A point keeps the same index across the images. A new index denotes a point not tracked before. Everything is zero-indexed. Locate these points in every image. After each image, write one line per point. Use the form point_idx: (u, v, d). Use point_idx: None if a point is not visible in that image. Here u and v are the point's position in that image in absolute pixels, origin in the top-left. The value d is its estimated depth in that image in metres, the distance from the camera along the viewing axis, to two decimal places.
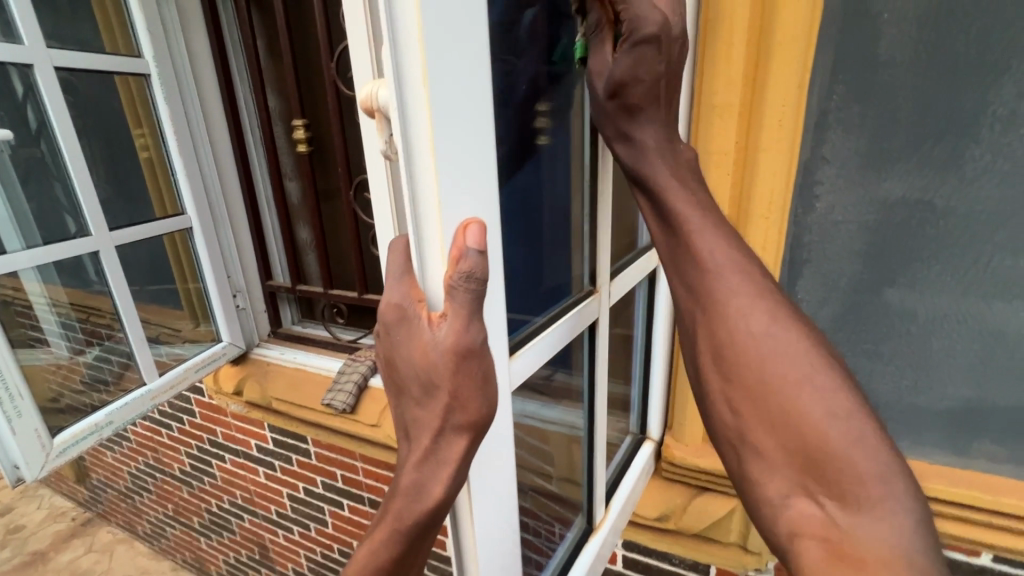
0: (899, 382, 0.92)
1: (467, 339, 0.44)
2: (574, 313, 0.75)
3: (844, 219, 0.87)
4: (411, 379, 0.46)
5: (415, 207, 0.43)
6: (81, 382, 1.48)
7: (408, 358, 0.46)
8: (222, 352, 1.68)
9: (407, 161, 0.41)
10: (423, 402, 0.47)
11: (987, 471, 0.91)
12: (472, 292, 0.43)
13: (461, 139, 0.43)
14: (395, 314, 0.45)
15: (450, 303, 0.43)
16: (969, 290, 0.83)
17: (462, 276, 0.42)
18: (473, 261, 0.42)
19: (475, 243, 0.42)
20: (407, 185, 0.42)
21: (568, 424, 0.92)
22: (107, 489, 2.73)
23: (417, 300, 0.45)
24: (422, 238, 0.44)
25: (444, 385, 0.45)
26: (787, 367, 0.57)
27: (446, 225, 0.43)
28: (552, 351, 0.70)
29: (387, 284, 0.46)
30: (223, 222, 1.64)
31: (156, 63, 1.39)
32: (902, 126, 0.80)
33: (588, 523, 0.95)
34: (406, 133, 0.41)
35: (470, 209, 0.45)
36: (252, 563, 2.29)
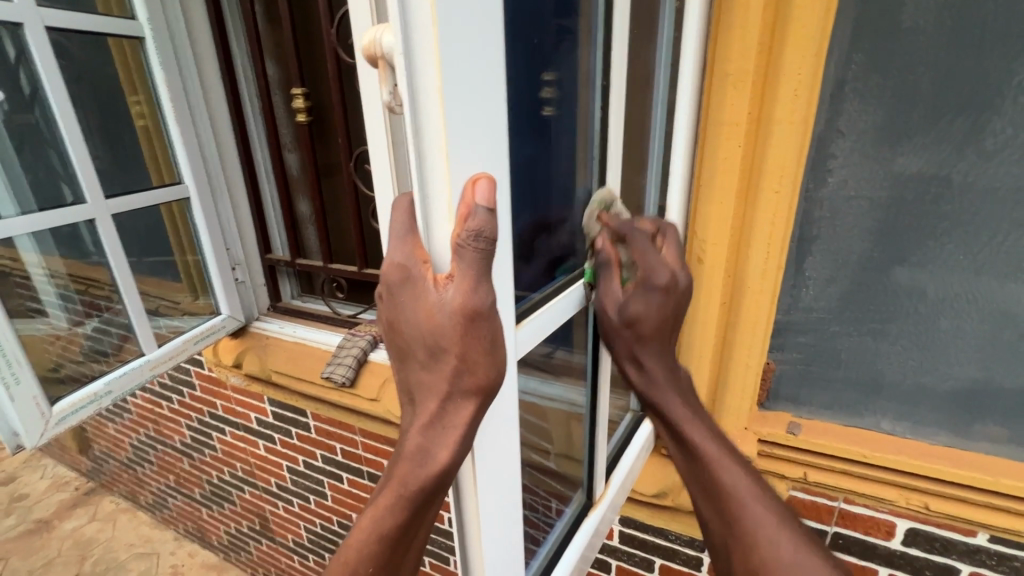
0: (905, 362, 0.91)
1: (474, 301, 0.43)
2: (581, 285, 0.75)
3: (856, 195, 0.85)
4: (416, 342, 0.45)
5: (421, 162, 0.41)
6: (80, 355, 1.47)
7: (413, 321, 0.44)
8: (222, 325, 1.68)
9: (413, 113, 0.39)
10: (429, 366, 0.45)
11: (987, 453, 0.91)
12: (482, 251, 0.41)
13: (470, 92, 0.41)
14: (400, 274, 0.44)
15: (457, 264, 0.42)
16: (981, 269, 0.82)
17: (469, 235, 0.41)
18: (481, 219, 0.41)
19: (484, 201, 0.41)
20: (412, 137, 0.40)
21: (569, 401, 0.91)
22: (109, 460, 2.76)
23: (421, 261, 0.43)
24: (428, 194, 0.42)
25: (451, 348, 0.44)
26: (753, 509, 0.66)
27: (453, 183, 0.41)
28: (560, 322, 0.70)
29: (390, 244, 0.45)
30: (221, 193, 1.61)
31: (150, 26, 1.35)
32: (921, 98, 0.77)
33: (588, 499, 0.96)
34: (411, 80, 0.38)
35: (478, 167, 0.43)
36: (252, 533, 2.33)
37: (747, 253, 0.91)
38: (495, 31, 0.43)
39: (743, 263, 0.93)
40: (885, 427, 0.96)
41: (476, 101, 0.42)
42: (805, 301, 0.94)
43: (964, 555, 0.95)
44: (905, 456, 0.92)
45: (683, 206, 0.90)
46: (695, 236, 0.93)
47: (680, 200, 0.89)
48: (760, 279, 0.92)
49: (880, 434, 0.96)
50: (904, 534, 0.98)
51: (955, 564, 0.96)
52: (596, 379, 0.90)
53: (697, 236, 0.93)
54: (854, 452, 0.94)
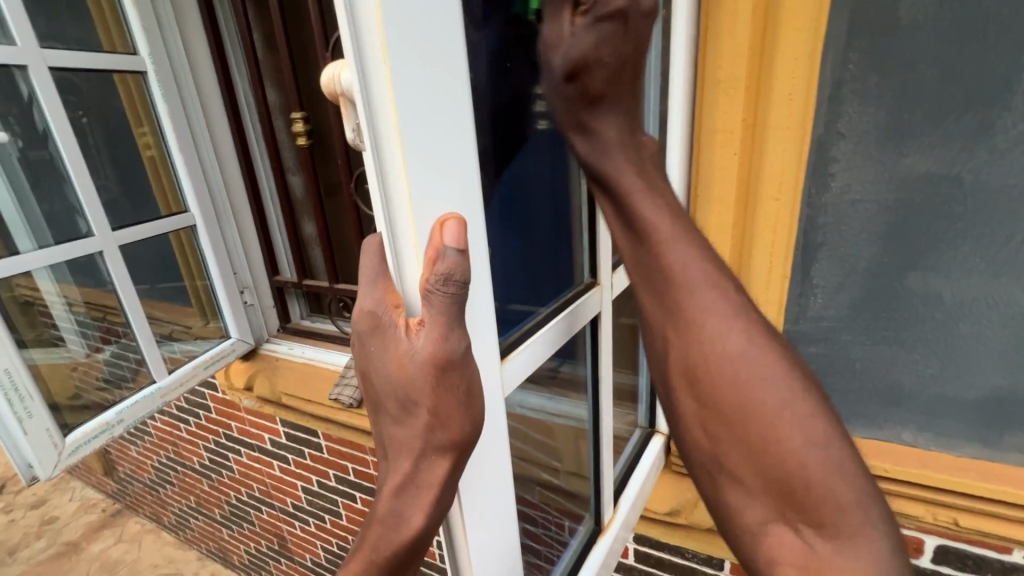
0: (923, 371, 0.86)
1: (446, 350, 0.41)
2: (569, 313, 0.70)
3: (860, 198, 0.81)
4: (388, 395, 0.43)
5: (386, 202, 0.40)
6: (100, 380, 1.50)
7: (382, 371, 0.42)
8: (231, 349, 1.69)
9: (375, 152, 0.38)
10: (401, 421, 0.43)
11: (1019, 465, 0.85)
12: (451, 296, 0.39)
13: (431, 127, 0.40)
14: (367, 323, 0.41)
15: (427, 309, 0.40)
16: (1000, 270, 0.77)
17: (439, 278, 0.39)
18: (450, 261, 0.39)
19: (453, 243, 0.39)
20: (377, 177, 0.39)
21: (573, 416, 0.88)
22: (133, 482, 2.81)
23: (393, 305, 0.41)
24: (396, 238, 0.40)
25: (423, 402, 0.42)
26: (763, 389, 0.52)
27: (420, 226, 0.40)
28: (544, 357, 0.65)
29: (360, 290, 0.43)
30: (227, 219, 1.64)
31: (151, 60, 1.37)
32: (923, 96, 0.73)
33: (597, 524, 0.92)
34: (371, 120, 0.37)
35: (445, 209, 0.42)
36: (271, 553, 2.34)
37: (747, 261, 0.89)
38: (456, 59, 0.41)
39: (745, 273, 0.90)
40: (906, 439, 0.91)
41: (439, 133, 0.40)
42: (814, 310, 0.90)
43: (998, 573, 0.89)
44: (929, 470, 0.87)
45: None
46: None
47: None
48: (763, 288, 0.90)
49: (902, 447, 0.91)
50: (933, 552, 0.93)
51: None
52: (597, 395, 0.85)
53: None
54: (874, 467, 0.90)
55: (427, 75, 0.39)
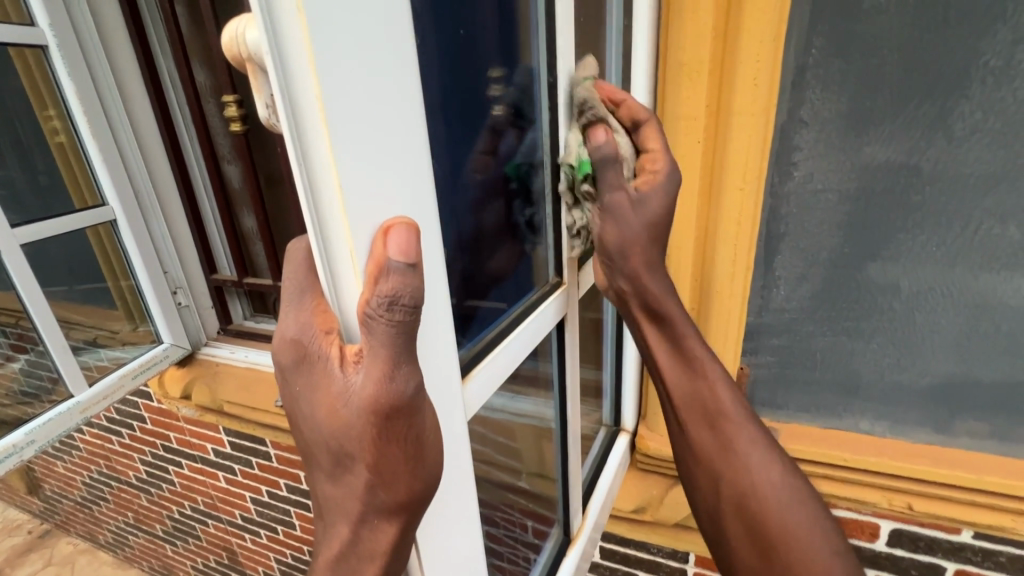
0: (880, 361, 0.87)
1: (390, 394, 0.30)
2: (532, 320, 0.63)
3: (823, 186, 0.79)
4: (316, 446, 0.33)
5: (313, 202, 0.29)
6: (18, 393, 1.39)
7: (312, 417, 0.32)
8: (164, 355, 1.54)
9: (295, 134, 0.27)
10: (336, 480, 0.33)
11: (968, 448, 0.87)
12: (399, 323, 0.29)
13: (365, 101, 0.29)
14: (290, 354, 0.32)
15: (367, 340, 0.29)
16: (954, 260, 0.78)
17: (384, 301, 0.28)
18: (397, 278, 0.28)
19: (397, 257, 0.29)
20: (300, 167, 0.28)
21: (538, 416, 0.80)
22: (62, 500, 2.58)
23: (323, 331, 0.31)
24: (329, 250, 0.29)
25: (361, 456, 0.31)
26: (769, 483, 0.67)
27: (355, 232, 0.29)
28: (510, 368, 0.60)
29: (281, 311, 0.33)
30: (154, 213, 1.47)
31: (53, 33, 1.19)
32: (884, 82, 0.72)
33: (566, 534, 0.88)
34: (288, 92, 0.27)
35: (391, 212, 0.31)
36: (221, 567, 2.20)
37: (712, 253, 0.86)
38: (397, 11, 0.31)
39: (710, 264, 0.87)
40: (864, 428, 0.92)
41: (381, 106, 0.30)
42: (777, 301, 0.89)
43: (948, 553, 0.91)
44: (887, 458, 0.88)
45: None
46: None
47: None
48: (728, 280, 0.87)
49: (861, 436, 0.92)
50: (889, 535, 0.94)
51: (940, 563, 0.92)
52: (564, 391, 0.78)
53: None
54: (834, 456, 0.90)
55: (357, 27, 0.28)
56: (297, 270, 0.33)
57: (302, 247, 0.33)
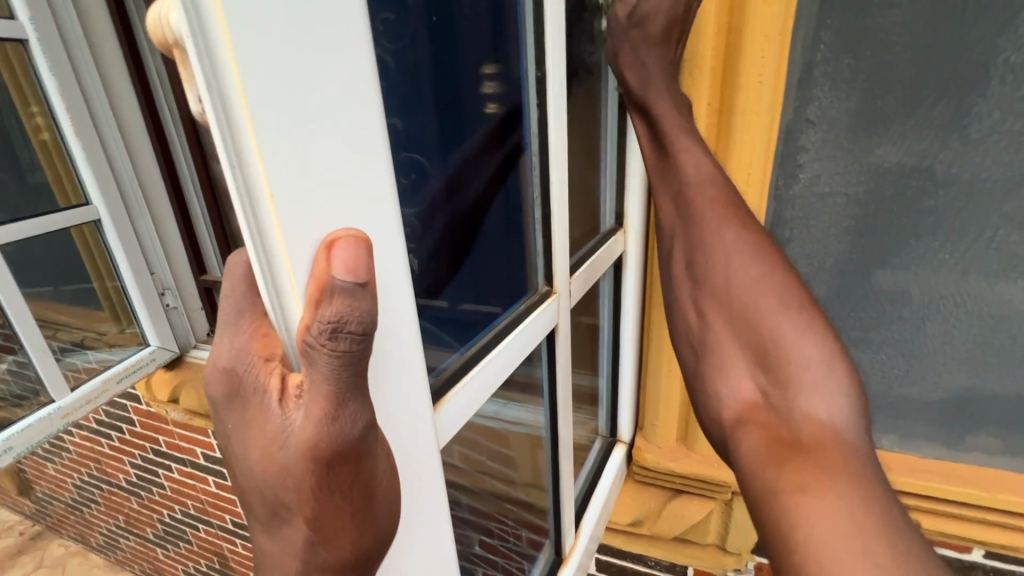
0: (889, 373, 0.83)
1: (332, 436, 0.26)
2: (517, 336, 0.56)
3: (830, 190, 0.75)
4: (252, 493, 0.29)
5: (250, 212, 0.25)
6: (11, 395, 1.38)
7: (247, 460, 0.28)
8: (150, 358, 1.49)
9: (225, 133, 0.23)
10: (274, 533, 0.29)
11: (980, 464, 0.84)
12: (343, 355, 0.25)
13: (306, 97, 0.25)
14: (222, 385, 0.29)
15: (308, 373, 0.26)
16: (969, 268, 0.74)
17: (325, 329, 0.25)
18: (338, 303, 0.24)
19: (344, 274, 0.24)
20: (234, 172, 0.24)
21: (527, 424, 0.75)
22: (53, 501, 2.54)
23: (262, 358, 0.28)
24: (267, 268, 0.26)
25: (298, 509, 0.27)
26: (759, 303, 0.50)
27: (290, 246, 0.26)
28: (494, 388, 0.54)
29: (218, 336, 0.29)
30: (141, 213, 1.41)
31: (33, 27, 1.13)
32: (896, 80, 0.68)
33: (557, 553, 0.83)
34: (208, 83, 0.23)
35: (342, 224, 0.28)
36: (212, 572, 2.16)
37: None
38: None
39: None
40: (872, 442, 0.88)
41: (329, 102, 0.26)
42: None
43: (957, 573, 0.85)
44: (896, 474, 0.84)
45: (642, 209, 0.83)
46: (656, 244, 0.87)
47: (636, 206, 0.82)
48: None
49: None
50: None
51: None
52: (556, 400, 0.73)
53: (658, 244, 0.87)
54: None
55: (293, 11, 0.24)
56: (236, 289, 0.29)
57: (242, 261, 0.29)
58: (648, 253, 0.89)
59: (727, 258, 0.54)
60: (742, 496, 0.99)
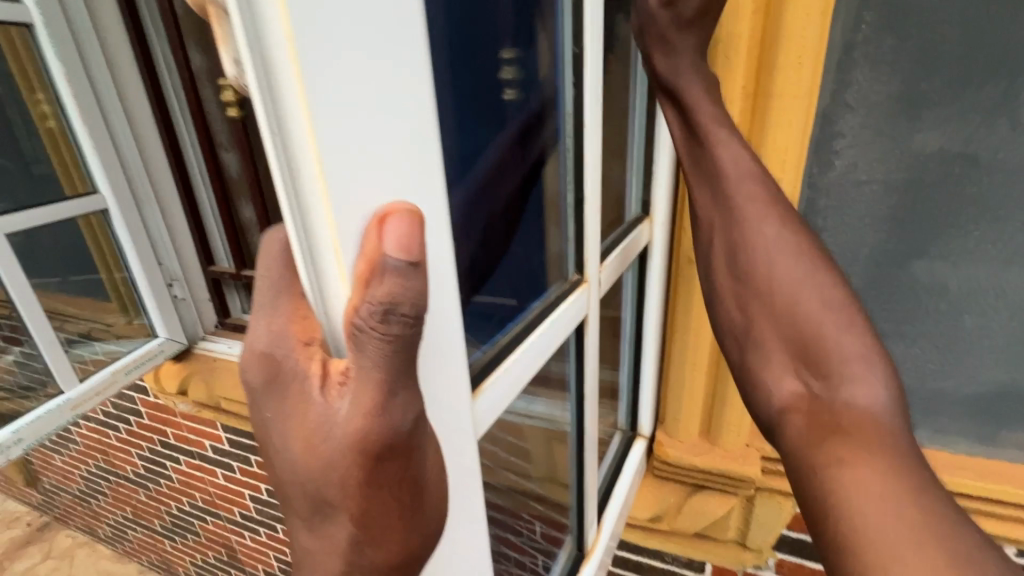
0: (922, 367, 0.80)
1: (382, 428, 0.24)
2: (549, 325, 0.55)
3: (866, 177, 0.73)
4: (290, 492, 0.27)
5: (291, 182, 0.23)
6: (19, 386, 1.37)
7: (285, 455, 0.26)
8: (159, 350, 1.46)
9: (266, 93, 0.21)
10: (315, 532, 0.27)
11: (1013, 460, 0.82)
12: (395, 339, 0.23)
13: (355, 54, 0.23)
14: (260, 370, 0.26)
15: (355, 360, 0.24)
16: (1010, 259, 0.71)
17: (377, 310, 0.22)
18: (393, 282, 0.22)
19: (396, 253, 0.23)
20: (274, 138, 0.22)
21: (549, 418, 0.72)
22: (60, 493, 2.54)
23: (302, 342, 0.26)
24: (311, 243, 0.24)
25: (343, 507, 0.25)
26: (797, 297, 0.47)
27: (339, 218, 0.23)
28: (526, 379, 0.52)
29: (250, 320, 0.27)
30: (148, 202, 1.38)
31: (39, 10, 1.11)
32: (942, 62, 0.65)
33: (579, 549, 0.82)
34: (253, 33, 0.20)
35: (389, 196, 0.26)
36: (219, 563, 2.16)
37: None
38: None
39: None
40: None
41: (375, 61, 0.24)
42: None
43: None
44: None
45: (668, 198, 0.81)
46: (682, 234, 0.84)
47: (662, 195, 0.80)
48: None
49: None
50: None
51: None
52: (583, 394, 0.71)
53: (683, 234, 0.84)
54: None
55: None
56: (273, 266, 0.27)
57: (279, 237, 0.27)
58: (674, 244, 0.86)
59: (772, 245, 0.51)
60: (765, 491, 0.98)
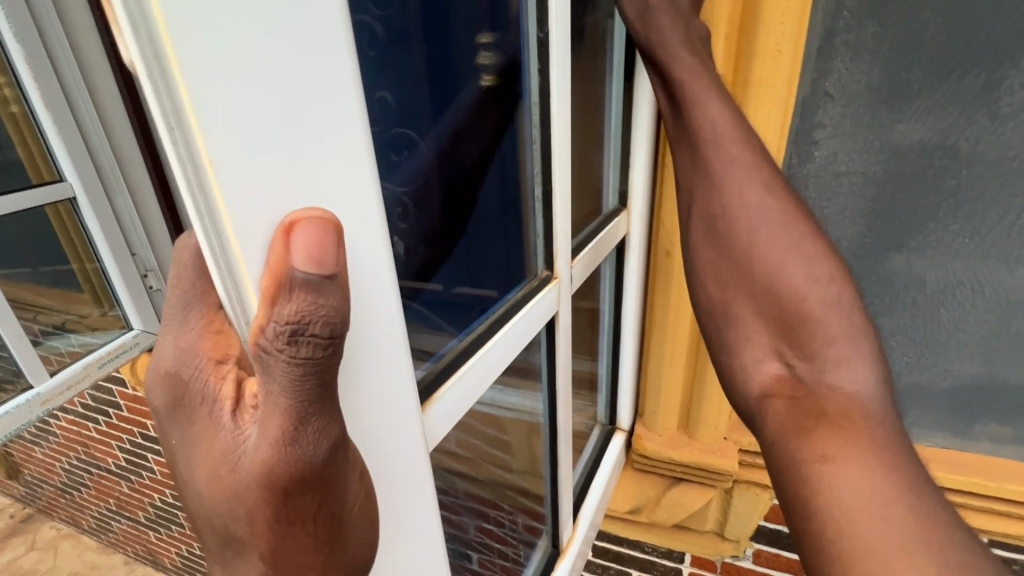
0: (900, 361, 0.80)
1: (292, 457, 0.22)
2: (515, 326, 0.52)
3: (846, 169, 0.71)
4: (203, 521, 0.25)
5: (195, 185, 0.20)
6: None
7: (194, 482, 0.24)
8: (133, 343, 1.38)
9: (158, 87, 0.19)
10: (228, 566, 0.25)
11: (988, 453, 0.82)
12: (305, 361, 0.21)
13: (258, 43, 0.20)
14: (167, 393, 0.25)
15: (264, 383, 0.22)
16: (988, 253, 0.71)
17: (283, 332, 0.21)
18: (299, 301, 0.20)
19: (306, 265, 0.20)
20: (172, 133, 0.20)
21: (527, 411, 0.72)
22: (42, 485, 2.51)
23: (214, 360, 0.24)
24: (219, 255, 0.22)
25: (255, 540, 0.23)
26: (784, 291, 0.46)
27: (244, 231, 0.21)
28: (489, 381, 0.50)
29: (161, 334, 0.25)
30: (118, 188, 1.27)
31: None
32: (924, 50, 0.63)
33: (555, 546, 0.81)
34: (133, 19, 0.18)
35: (306, 200, 0.23)
36: (205, 554, 2.15)
37: None
38: None
39: None
40: None
41: (289, 51, 0.21)
42: None
43: None
44: None
45: (646, 189, 0.79)
46: (661, 226, 0.83)
47: (641, 187, 0.77)
48: None
49: None
50: None
51: None
52: (555, 390, 0.70)
53: (663, 226, 0.82)
54: None
55: None
56: (185, 276, 0.25)
57: (193, 242, 0.25)
58: (654, 235, 0.84)
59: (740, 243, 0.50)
60: (743, 484, 0.99)
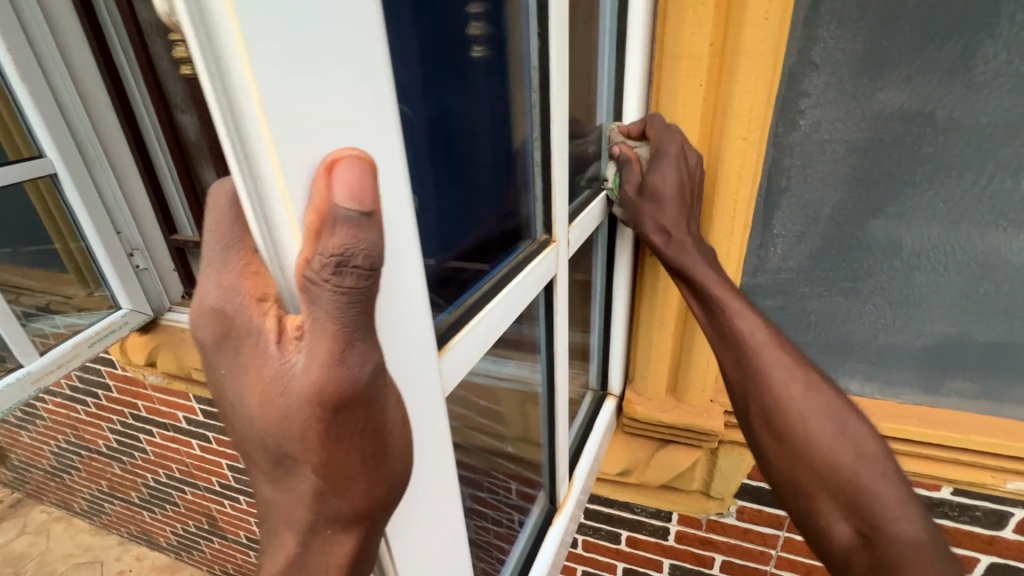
0: (875, 323, 0.84)
1: (338, 378, 0.24)
2: (518, 285, 0.55)
3: (830, 137, 0.74)
4: (252, 444, 0.27)
5: (236, 128, 0.22)
6: None
7: (244, 409, 0.27)
8: (123, 322, 1.40)
9: (198, 27, 0.20)
10: (277, 485, 0.28)
11: (957, 408, 0.87)
12: (350, 291, 0.23)
13: None
14: (213, 329, 0.27)
15: (310, 312, 0.24)
16: (961, 218, 0.74)
17: (329, 263, 0.22)
18: (344, 233, 0.22)
19: (348, 202, 0.22)
20: (211, 75, 0.21)
21: (522, 379, 0.74)
22: (31, 469, 2.50)
23: (255, 298, 0.26)
24: (260, 195, 0.23)
25: (305, 457, 0.26)
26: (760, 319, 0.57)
27: (286, 170, 0.23)
28: (495, 337, 0.53)
29: (201, 275, 0.27)
30: (100, 164, 1.27)
31: None
32: (905, 21, 0.65)
33: (551, 502, 0.86)
34: None
35: (337, 142, 0.25)
36: (201, 532, 2.18)
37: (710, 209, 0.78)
38: None
39: (706, 219, 0.79)
40: (854, 389, 0.90)
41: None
42: (773, 262, 0.85)
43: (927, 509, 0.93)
44: (876, 419, 0.87)
45: None
46: None
47: None
48: (724, 239, 0.80)
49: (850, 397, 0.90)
50: None
51: None
52: (552, 355, 0.72)
53: None
54: None
55: None
56: (221, 221, 0.26)
57: (227, 189, 0.26)
58: None
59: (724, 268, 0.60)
60: (728, 444, 1.02)
